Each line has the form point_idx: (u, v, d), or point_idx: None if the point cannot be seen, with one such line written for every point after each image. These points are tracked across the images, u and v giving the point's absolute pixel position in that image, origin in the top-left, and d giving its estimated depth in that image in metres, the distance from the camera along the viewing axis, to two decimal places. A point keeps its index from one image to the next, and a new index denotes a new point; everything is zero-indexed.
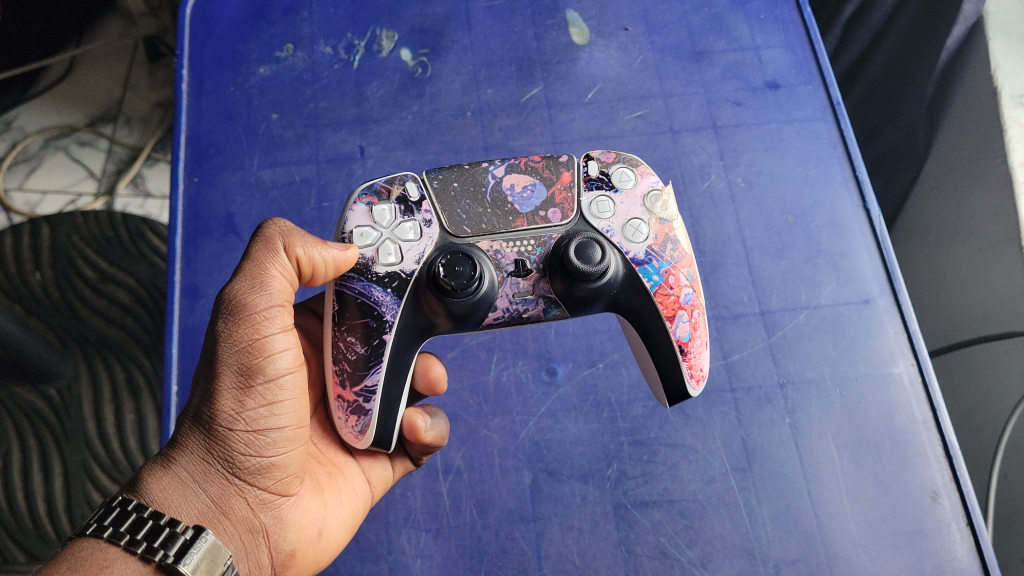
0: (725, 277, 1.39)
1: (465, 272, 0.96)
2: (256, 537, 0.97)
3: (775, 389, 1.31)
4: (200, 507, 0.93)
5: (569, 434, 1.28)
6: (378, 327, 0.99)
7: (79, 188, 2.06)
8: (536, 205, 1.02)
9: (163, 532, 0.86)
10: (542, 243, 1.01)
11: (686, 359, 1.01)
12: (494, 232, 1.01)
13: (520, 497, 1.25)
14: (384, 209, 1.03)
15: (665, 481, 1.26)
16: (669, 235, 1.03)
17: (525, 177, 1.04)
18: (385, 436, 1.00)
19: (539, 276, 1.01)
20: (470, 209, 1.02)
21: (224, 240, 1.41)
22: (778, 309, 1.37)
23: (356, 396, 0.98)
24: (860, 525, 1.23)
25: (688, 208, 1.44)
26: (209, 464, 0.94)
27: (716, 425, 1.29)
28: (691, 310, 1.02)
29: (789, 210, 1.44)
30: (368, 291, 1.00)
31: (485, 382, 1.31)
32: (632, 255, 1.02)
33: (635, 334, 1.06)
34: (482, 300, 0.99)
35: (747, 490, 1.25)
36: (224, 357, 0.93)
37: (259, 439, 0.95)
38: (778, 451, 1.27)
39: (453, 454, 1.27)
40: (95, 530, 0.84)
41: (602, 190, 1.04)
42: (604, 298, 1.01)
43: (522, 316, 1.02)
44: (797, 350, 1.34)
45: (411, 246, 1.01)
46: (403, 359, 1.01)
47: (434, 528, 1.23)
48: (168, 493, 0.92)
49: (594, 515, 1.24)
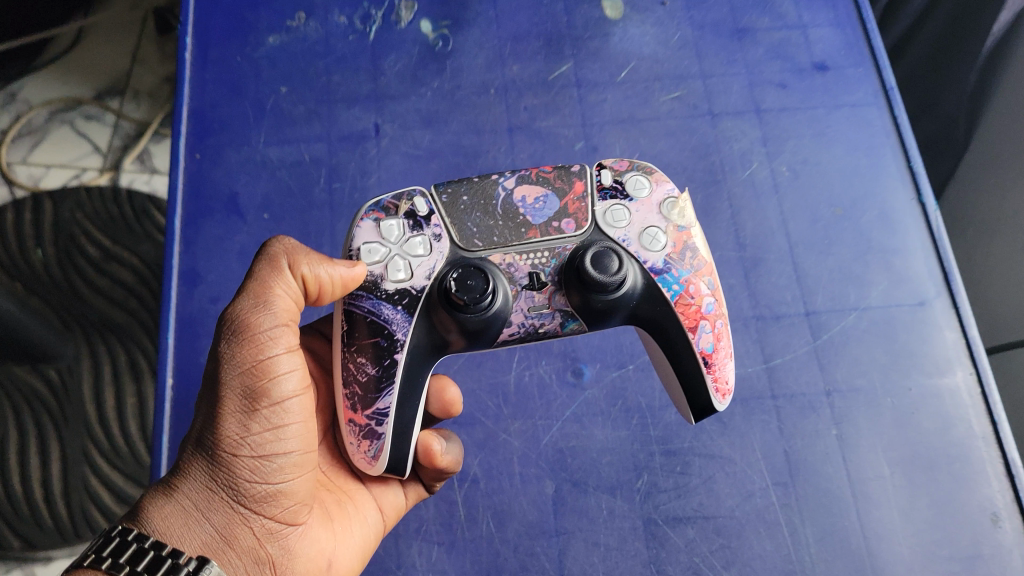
0: (767, 273, 1.28)
1: (478, 286, 0.88)
2: (262, 570, 0.87)
3: (820, 397, 1.21)
4: (204, 538, 0.84)
5: (595, 442, 1.18)
6: (389, 346, 0.90)
7: (88, 161, 1.94)
8: (548, 216, 0.93)
9: (164, 564, 0.78)
10: (556, 256, 0.92)
11: (710, 372, 0.93)
12: (507, 246, 0.92)
13: (541, 510, 1.14)
14: (391, 224, 0.94)
15: (700, 495, 1.15)
16: (688, 242, 0.94)
17: (537, 188, 0.95)
18: (399, 460, 0.91)
19: (555, 288, 0.92)
20: (481, 221, 0.93)
21: (227, 222, 1.30)
22: (826, 311, 1.26)
23: (368, 419, 0.89)
24: (911, 549, 1.13)
25: (728, 198, 1.33)
26: (212, 492, 0.85)
27: (754, 434, 1.19)
28: (713, 320, 0.93)
29: (837, 202, 1.33)
30: (378, 308, 0.91)
31: (506, 382, 1.21)
32: (650, 264, 0.93)
33: (654, 344, 0.97)
34: (496, 314, 0.90)
35: (789, 507, 1.15)
36: (227, 378, 0.83)
37: (265, 465, 0.85)
38: (823, 465, 1.17)
39: (469, 461, 1.17)
40: (93, 561, 0.76)
41: (616, 200, 0.95)
42: (623, 311, 0.92)
43: (538, 331, 0.93)
44: (843, 356, 1.23)
45: (421, 261, 0.92)
46: (417, 380, 0.92)
47: (447, 541, 1.13)
48: (166, 525, 0.83)
49: (622, 531, 1.14)
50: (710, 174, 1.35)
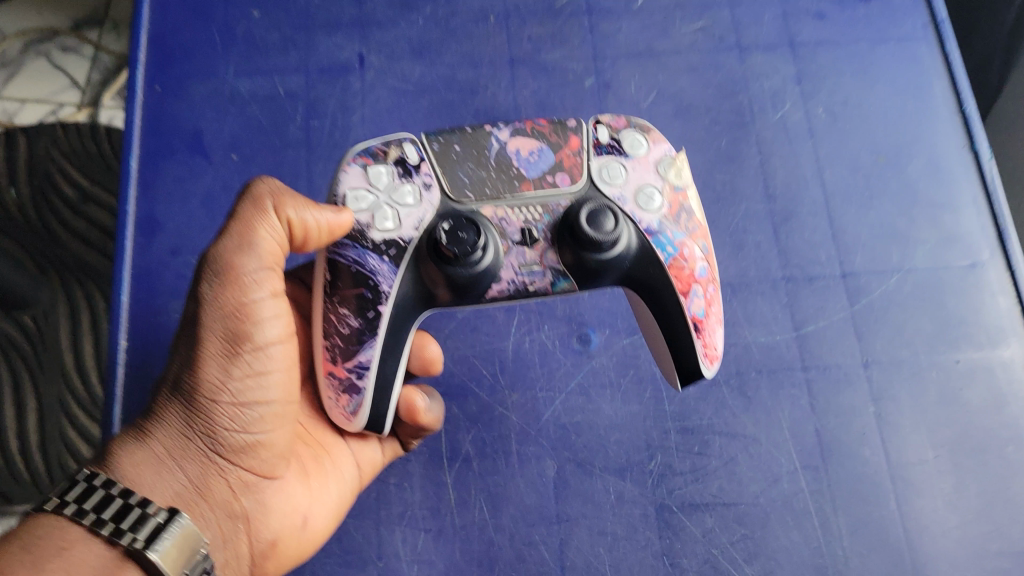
0: (799, 229, 1.14)
1: (469, 239, 0.78)
2: (235, 525, 0.79)
3: (857, 369, 1.07)
4: (177, 489, 0.74)
5: (603, 417, 1.05)
6: (374, 298, 0.80)
7: (59, 92, 1.75)
8: (543, 170, 0.84)
9: (133, 512, 0.67)
10: (550, 210, 0.83)
11: (699, 337, 0.84)
12: (499, 199, 0.83)
13: (541, 494, 1.02)
14: (380, 170, 0.83)
15: (720, 479, 1.03)
16: (684, 204, 0.85)
17: (532, 139, 0.85)
18: (379, 417, 0.82)
19: (549, 244, 0.82)
20: (472, 173, 0.84)
21: (190, 163, 1.14)
22: (864, 273, 1.11)
23: (348, 372, 0.81)
24: (955, 541, 1.01)
25: (757, 143, 1.18)
26: (186, 440, 0.75)
27: (781, 411, 1.05)
28: (705, 284, 0.84)
29: (879, 149, 1.18)
30: (363, 258, 0.81)
31: (504, 350, 1.07)
32: (645, 224, 0.83)
33: (647, 311, 0.87)
34: (486, 271, 0.80)
35: (820, 494, 1.02)
36: (208, 317, 0.74)
37: (244, 413, 0.77)
38: (858, 447, 1.04)
39: (460, 438, 1.04)
40: (58, 506, 0.66)
41: (612, 156, 0.85)
42: (614, 274, 0.83)
43: (528, 289, 0.83)
44: (883, 323, 1.09)
45: (410, 211, 0.82)
46: (402, 334, 0.82)
47: (435, 527, 1.00)
48: (137, 472, 0.72)
49: (631, 519, 1.01)
50: (737, 116, 1.19)
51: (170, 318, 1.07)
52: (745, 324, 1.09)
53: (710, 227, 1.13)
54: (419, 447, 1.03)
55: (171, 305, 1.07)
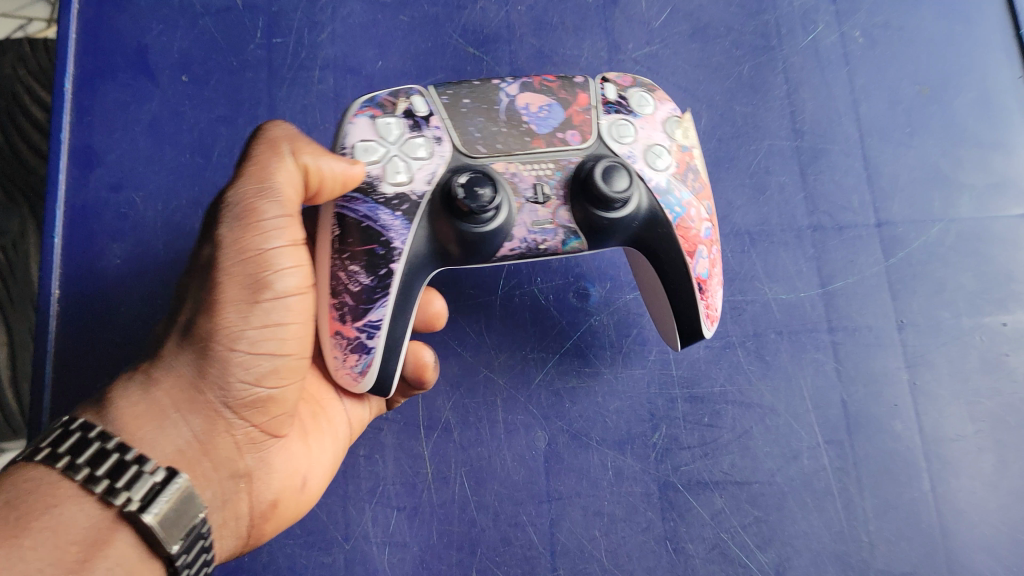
0: (829, 170, 1.00)
1: (487, 195, 0.70)
2: (237, 485, 0.69)
3: (890, 331, 0.95)
4: (179, 445, 0.65)
5: (602, 382, 0.93)
6: (387, 254, 0.72)
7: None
8: (554, 126, 0.76)
9: (133, 471, 0.58)
10: (562, 167, 0.76)
11: (702, 297, 0.79)
12: (511, 154, 0.75)
13: (530, 469, 0.90)
14: (389, 121, 0.75)
15: (733, 454, 0.91)
16: (691, 164, 0.80)
17: (541, 95, 0.78)
18: (386, 379, 0.74)
19: (562, 201, 0.75)
20: (483, 126, 0.76)
21: (133, 85, 0.99)
22: (901, 222, 0.98)
23: (358, 332, 0.72)
24: (995, 527, 0.89)
25: (784, 70, 1.03)
26: (194, 390, 0.65)
27: (803, 377, 0.93)
28: (710, 245, 0.79)
29: (924, 79, 1.03)
30: (374, 212, 0.72)
31: (492, 305, 0.94)
32: (654, 182, 0.77)
33: (651, 273, 0.81)
34: (498, 230, 0.73)
35: (844, 472, 0.91)
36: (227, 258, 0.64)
37: (260, 366, 0.67)
38: (889, 420, 0.92)
39: (440, 405, 0.92)
40: (46, 458, 0.57)
41: (620, 115, 0.78)
42: (622, 234, 0.77)
43: (538, 251, 0.76)
44: (921, 279, 0.96)
45: (422, 165, 0.74)
46: (413, 293, 0.74)
47: (410, 505, 0.89)
48: (135, 419, 0.63)
49: (631, 498, 0.89)
50: (761, 39, 1.05)
51: (109, 265, 0.93)
52: (764, 278, 0.96)
53: (728, 167, 0.99)
54: (392, 415, 0.91)
55: (111, 250, 0.94)
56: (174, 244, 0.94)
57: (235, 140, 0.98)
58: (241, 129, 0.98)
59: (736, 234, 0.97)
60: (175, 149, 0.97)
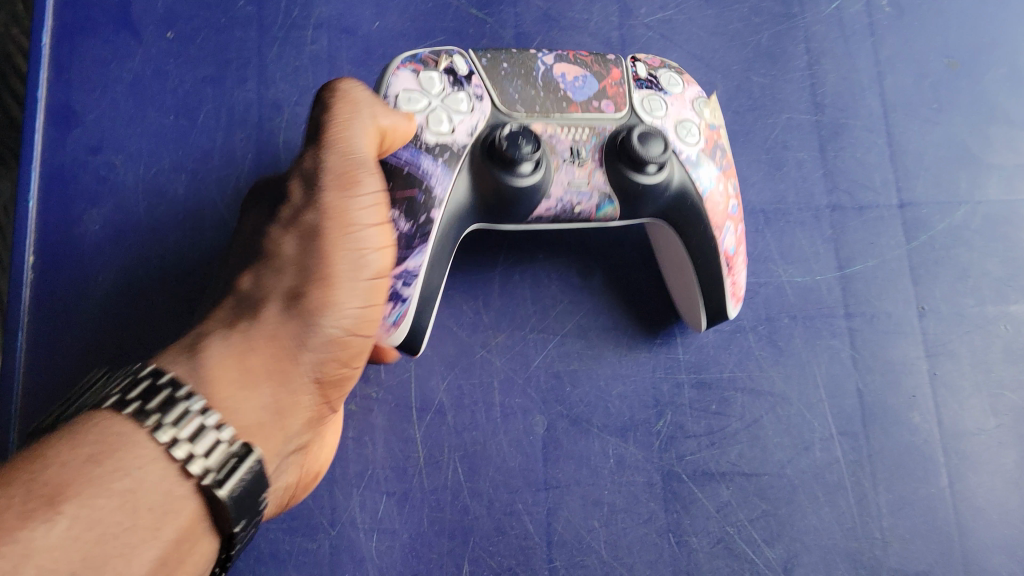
0: (850, 147, 0.94)
1: (529, 146, 0.72)
2: (295, 459, 0.63)
3: (911, 318, 0.90)
4: (262, 415, 0.57)
5: (606, 366, 0.88)
6: (426, 203, 0.72)
7: None
8: (590, 94, 0.78)
9: (209, 434, 0.50)
10: (598, 133, 0.77)
11: (729, 274, 0.82)
12: (549, 116, 0.76)
13: (527, 455, 0.85)
14: (432, 75, 0.76)
15: (741, 444, 0.86)
16: (718, 142, 0.81)
17: (576, 65, 0.79)
18: (417, 333, 0.75)
19: (598, 164, 0.77)
20: (521, 89, 0.77)
21: (115, 41, 0.94)
22: (926, 203, 0.93)
23: (393, 280, 0.72)
24: (1016, 526, 0.85)
25: (805, 40, 0.98)
26: (287, 361, 0.59)
27: (817, 365, 0.88)
28: (736, 221, 0.82)
29: (953, 52, 0.98)
30: (416, 158, 0.73)
31: (490, 282, 0.90)
32: (684, 157, 0.79)
33: (677, 248, 0.83)
34: (534, 189, 0.74)
35: (858, 466, 0.86)
36: (335, 224, 0.62)
37: (355, 343, 0.63)
38: (906, 412, 0.87)
39: (433, 386, 0.87)
40: (134, 413, 0.48)
41: (652, 90, 0.80)
42: (655, 205, 0.79)
43: (572, 213, 0.78)
44: (944, 264, 0.91)
45: (463, 119, 0.75)
46: (447, 246, 0.75)
47: (400, 490, 0.84)
48: (231, 384, 0.55)
49: (633, 488, 0.85)
50: (782, 7, 0.99)
51: (87, 232, 0.89)
52: (778, 260, 0.91)
53: (744, 140, 0.94)
54: (383, 396, 0.86)
55: (89, 216, 0.89)
56: (155, 210, 0.89)
57: (221, 103, 0.93)
58: (229, 91, 0.94)
59: (750, 212, 0.92)
60: (159, 111, 0.92)
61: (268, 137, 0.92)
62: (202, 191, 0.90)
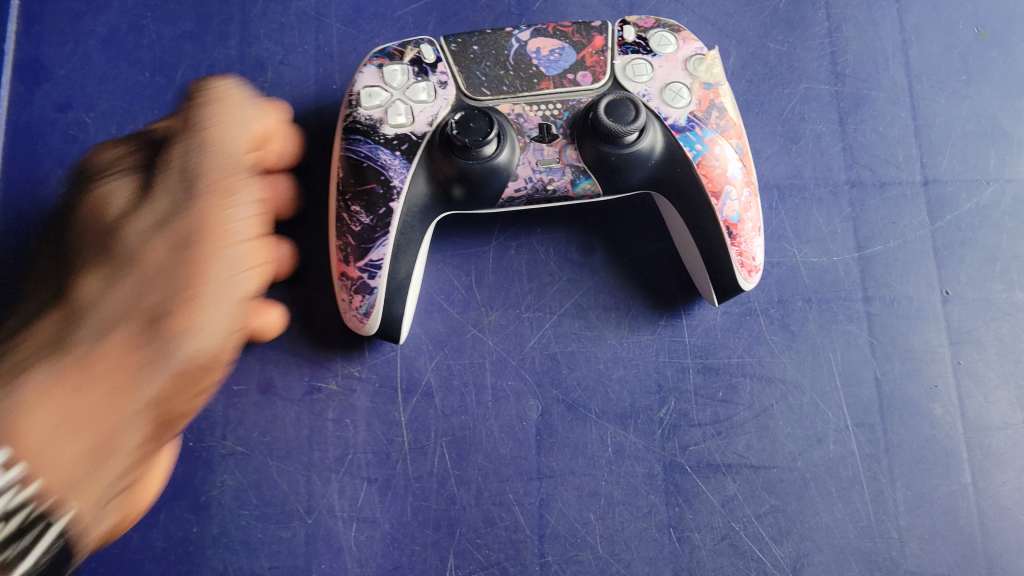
0: (872, 120, 0.88)
1: (480, 129, 0.71)
2: (122, 492, 0.59)
3: (934, 303, 0.84)
4: (77, 445, 0.54)
5: (605, 348, 0.82)
6: (385, 195, 0.74)
7: None
8: (564, 68, 0.76)
9: None
10: (571, 107, 0.76)
11: (734, 243, 0.77)
12: (516, 95, 0.75)
13: (519, 442, 0.80)
14: (395, 68, 0.76)
15: (749, 435, 0.80)
16: (715, 101, 0.77)
17: (554, 38, 0.77)
18: (394, 321, 0.77)
19: (568, 140, 0.75)
20: (490, 70, 0.76)
21: None
22: (951, 180, 0.87)
23: (360, 272, 0.74)
24: None
25: (825, 5, 0.92)
26: (124, 379, 0.56)
27: (833, 351, 0.82)
28: (740, 186, 0.77)
29: (984, 21, 0.91)
30: (375, 153, 0.75)
31: (485, 257, 0.84)
32: (672, 121, 0.76)
33: (676, 217, 0.79)
34: (498, 167, 0.74)
35: (874, 459, 0.80)
36: (200, 233, 0.60)
37: (211, 372, 0.59)
38: (927, 404, 0.81)
39: (421, 366, 0.81)
40: None
41: (638, 54, 0.77)
42: (640, 173, 0.76)
43: (547, 192, 0.76)
44: (971, 246, 0.85)
45: (425, 108, 0.75)
46: (416, 234, 0.76)
47: (383, 477, 0.78)
48: (46, 424, 0.53)
49: (632, 479, 0.79)
50: None
51: (53, 193, 0.84)
52: (793, 239, 0.85)
53: (758, 111, 0.88)
54: (367, 375, 0.81)
55: (57, 177, 0.84)
56: None
57: (201, 61, 0.88)
58: (209, 48, 0.88)
59: (763, 188, 0.86)
60: (134, 69, 0.87)
61: None
62: None
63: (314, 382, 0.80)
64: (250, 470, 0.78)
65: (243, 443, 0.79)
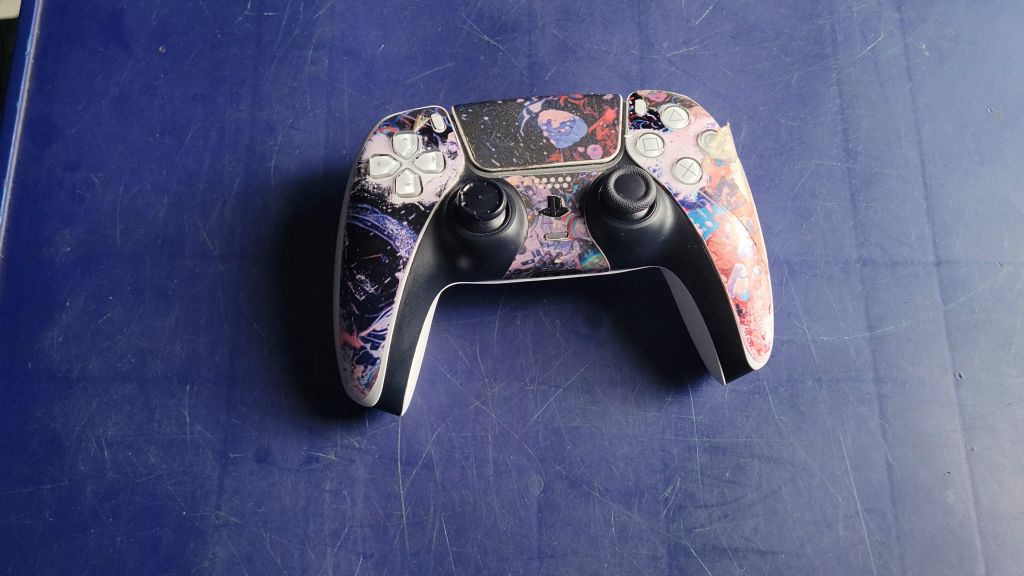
0: (884, 199, 0.87)
1: (489, 202, 0.71)
2: None
3: (947, 386, 0.82)
4: None
5: (611, 424, 0.80)
6: (391, 264, 0.73)
7: None
8: (574, 141, 0.76)
9: None
10: (580, 181, 0.75)
11: (744, 321, 0.76)
12: (525, 167, 0.75)
13: (519, 519, 0.78)
14: (405, 138, 0.76)
15: (756, 518, 0.78)
16: (727, 178, 0.76)
17: (564, 111, 0.77)
18: (396, 391, 0.75)
19: (577, 214, 0.74)
20: (500, 141, 0.76)
21: (103, 53, 0.90)
22: (964, 261, 0.86)
23: (363, 342, 0.73)
24: None
25: (837, 82, 0.91)
26: None
27: (843, 434, 0.80)
28: (751, 264, 0.76)
29: (997, 101, 0.91)
30: (382, 222, 0.74)
31: (490, 326, 0.83)
32: (682, 197, 0.75)
33: (685, 292, 0.78)
34: (507, 240, 0.73)
35: (886, 547, 0.78)
36: None
37: None
38: (940, 490, 0.79)
39: (422, 437, 0.79)
40: None
41: (649, 129, 0.77)
42: (649, 250, 0.75)
43: (554, 265, 0.75)
44: (985, 329, 0.84)
45: (433, 178, 0.75)
46: (422, 304, 0.75)
47: (378, 552, 0.76)
48: None
49: (635, 561, 0.77)
50: (814, 46, 0.93)
51: (57, 253, 0.83)
52: (803, 316, 0.84)
53: (769, 187, 0.87)
54: (367, 446, 0.79)
55: (61, 236, 0.84)
56: (132, 233, 0.84)
57: (211, 124, 0.88)
58: (220, 110, 0.88)
59: (774, 263, 0.85)
60: (145, 129, 0.88)
61: (258, 161, 0.86)
62: (184, 216, 0.85)
63: (312, 452, 0.79)
64: (243, 542, 0.76)
65: (236, 514, 0.77)
